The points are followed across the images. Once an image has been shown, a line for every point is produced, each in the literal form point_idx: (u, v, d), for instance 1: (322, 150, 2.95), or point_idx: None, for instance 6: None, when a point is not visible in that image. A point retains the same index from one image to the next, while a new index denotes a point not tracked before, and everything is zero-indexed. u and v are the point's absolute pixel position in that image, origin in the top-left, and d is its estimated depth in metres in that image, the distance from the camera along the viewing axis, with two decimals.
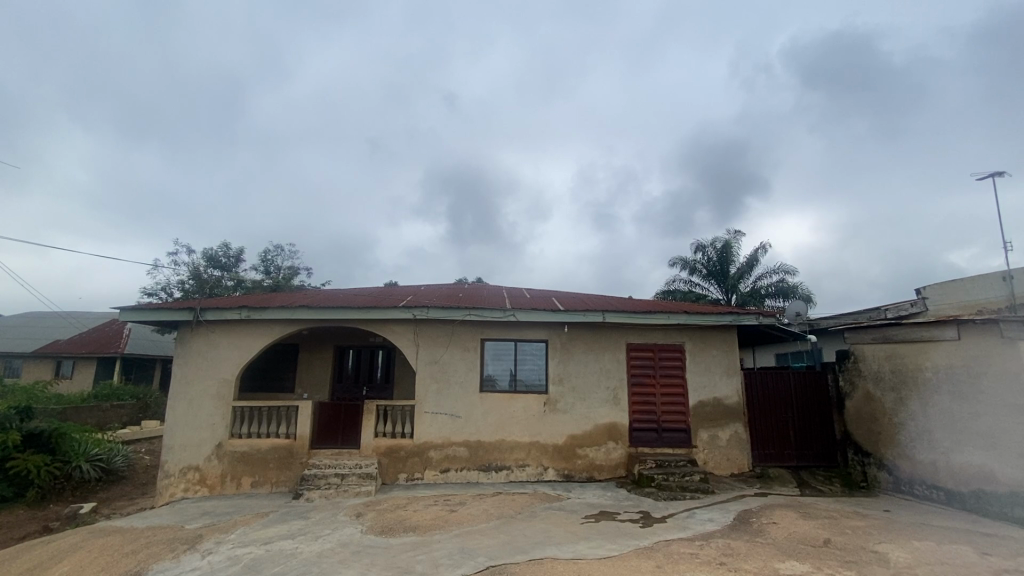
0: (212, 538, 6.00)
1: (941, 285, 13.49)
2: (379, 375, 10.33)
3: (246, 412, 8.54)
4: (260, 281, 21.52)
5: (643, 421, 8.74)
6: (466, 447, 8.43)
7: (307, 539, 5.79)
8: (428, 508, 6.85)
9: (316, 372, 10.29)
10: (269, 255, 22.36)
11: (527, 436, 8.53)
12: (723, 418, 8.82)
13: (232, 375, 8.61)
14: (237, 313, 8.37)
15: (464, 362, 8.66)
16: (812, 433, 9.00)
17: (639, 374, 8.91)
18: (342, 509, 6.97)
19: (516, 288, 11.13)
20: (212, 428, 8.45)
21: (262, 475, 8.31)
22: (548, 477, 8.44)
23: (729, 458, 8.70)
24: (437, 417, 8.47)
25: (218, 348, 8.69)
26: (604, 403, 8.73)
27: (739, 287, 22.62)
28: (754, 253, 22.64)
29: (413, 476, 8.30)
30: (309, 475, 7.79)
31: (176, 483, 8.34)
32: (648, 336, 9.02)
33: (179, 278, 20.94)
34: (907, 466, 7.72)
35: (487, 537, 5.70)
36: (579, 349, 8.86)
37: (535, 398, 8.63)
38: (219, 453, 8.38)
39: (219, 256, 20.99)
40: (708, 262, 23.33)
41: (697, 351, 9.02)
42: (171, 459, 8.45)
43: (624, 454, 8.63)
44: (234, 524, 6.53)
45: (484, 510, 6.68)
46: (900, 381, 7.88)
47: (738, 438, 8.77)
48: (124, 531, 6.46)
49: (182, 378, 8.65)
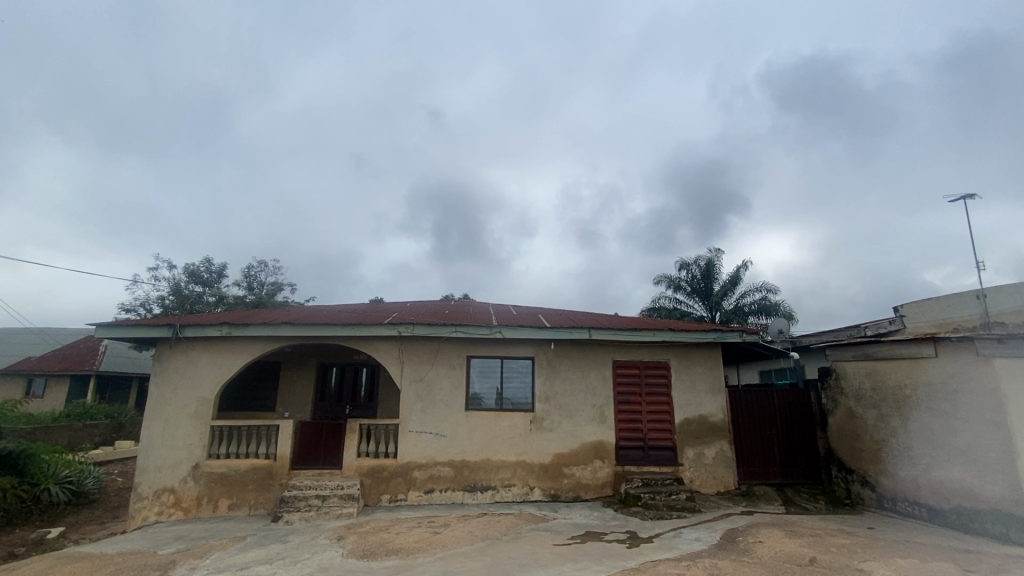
0: (186, 564, 5.79)
1: (919, 303, 13.78)
2: (362, 394, 10.20)
3: (226, 432, 8.32)
4: (242, 298, 21.22)
5: (630, 439, 8.71)
6: (451, 467, 8.30)
7: (285, 565, 5.62)
8: (411, 530, 6.70)
9: (298, 391, 10.09)
10: (252, 270, 22.11)
11: (513, 456, 8.43)
12: (709, 436, 8.82)
13: (210, 394, 8.40)
14: (217, 330, 8.22)
15: (450, 380, 8.57)
16: (797, 450, 9.02)
17: (625, 392, 8.89)
18: (323, 532, 6.80)
19: (502, 305, 11.09)
20: (189, 449, 8.22)
21: (240, 497, 8.08)
22: (534, 497, 8.33)
23: (715, 476, 8.69)
24: (422, 436, 8.35)
25: (197, 366, 8.49)
26: (590, 421, 8.70)
27: (722, 304, 22.89)
28: (737, 271, 22.95)
29: (396, 498, 8.13)
30: (288, 497, 7.58)
31: (150, 506, 8.07)
32: (633, 353, 9.05)
33: (157, 294, 20.47)
34: (890, 483, 7.79)
35: (471, 560, 5.59)
36: (564, 366, 8.84)
37: (522, 416, 8.56)
38: (196, 475, 8.14)
39: (200, 271, 20.68)
40: (692, 280, 23.57)
41: (682, 368, 9.05)
42: (146, 480, 8.17)
43: (611, 473, 8.57)
44: (209, 549, 6.32)
45: (469, 532, 6.55)
46: (881, 398, 8.00)
47: (723, 455, 8.78)
48: (93, 557, 6.21)
49: (159, 397, 8.40)
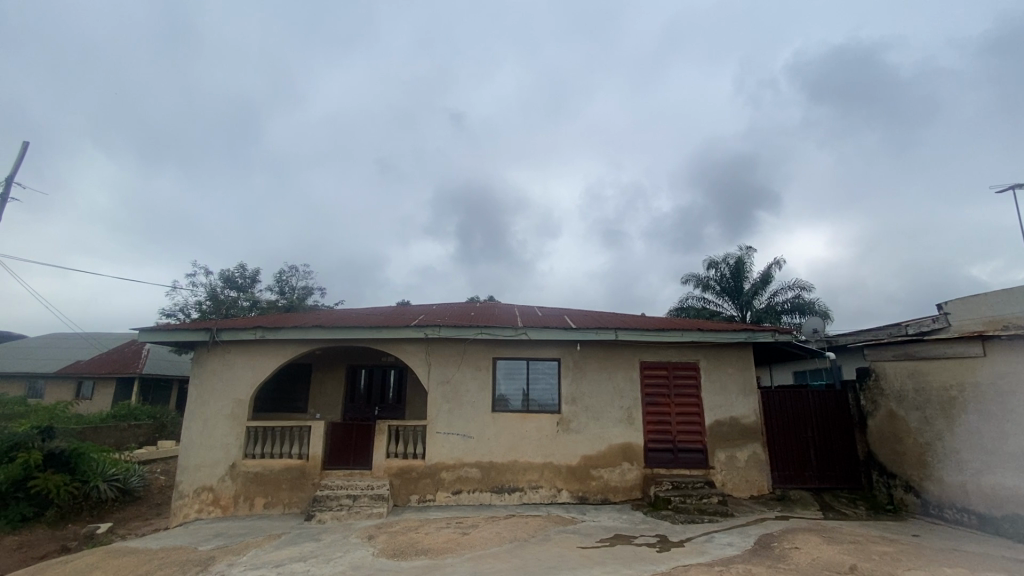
0: (225, 560, 5.98)
1: (964, 300, 13.15)
2: (390, 395, 10.36)
3: (261, 433, 8.57)
4: (275, 302, 21.80)
5: (659, 441, 8.58)
6: (478, 468, 8.34)
7: (319, 562, 5.75)
8: (441, 530, 6.76)
9: (328, 392, 10.31)
10: (284, 275, 22.71)
11: (540, 457, 8.41)
12: (741, 438, 8.62)
13: (245, 395, 8.66)
14: (252, 333, 8.46)
15: (476, 381, 8.61)
16: (834, 453, 8.71)
17: (653, 393, 8.76)
18: (355, 531, 6.92)
19: (527, 306, 11.09)
20: (226, 449, 8.49)
21: (275, 496, 8.29)
22: (561, 499, 8.29)
23: (748, 480, 8.48)
24: (449, 437, 8.41)
25: (233, 368, 8.77)
26: (618, 423, 8.60)
27: (753, 303, 22.31)
28: (768, 269, 22.34)
29: (425, 498, 8.21)
30: (321, 497, 7.75)
31: (190, 504, 8.37)
32: (661, 354, 8.92)
33: (195, 299, 21.21)
34: (936, 488, 7.44)
35: (501, 561, 5.59)
36: (591, 367, 8.77)
37: (548, 418, 8.53)
38: (233, 474, 8.40)
39: (235, 277, 21.35)
40: (721, 279, 23.05)
41: (712, 369, 8.86)
42: (187, 478, 8.49)
43: (639, 475, 8.46)
44: (247, 545, 6.51)
45: (498, 534, 6.56)
46: (925, 400, 7.66)
47: (756, 458, 8.55)
48: (138, 552, 6.48)
49: (198, 398, 8.73)
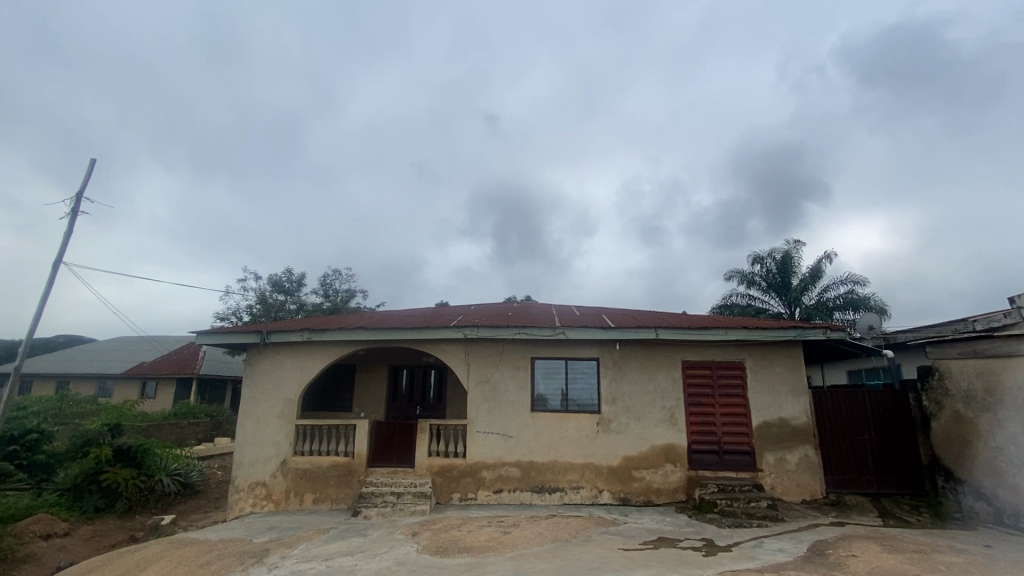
0: (278, 552, 6.24)
1: None
2: (431, 395, 10.53)
3: (309, 431, 8.88)
4: (319, 304, 22.56)
5: (703, 443, 8.35)
6: (519, 467, 8.36)
7: (366, 557, 5.91)
8: (482, 529, 6.81)
9: (372, 392, 10.57)
10: (328, 278, 23.46)
11: (580, 457, 8.35)
12: (791, 440, 8.27)
13: (294, 395, 9.00)
14: (299, 335, 8.77)
15: (515, 381, 8.63)
16: (894, 457, 8.23)
17: (697, 393, 8.54)
18: (399, 527, 7.08)
19: (564, 306, 11.02)
20: (278, 446, 8.85)
21: (323, 492, 8.58)
22: (603, 500, 8.20)
23: (800, 484, 8.13)
24: (489, 437, 8.47)
25: (282, 369, 9.13)
26: (660, 423, 8.43)
27: (802, 299, 21.37)
28: (817, 263, 21.34)
29: (467, 496, 8.30)
30: (366, 493, 7.97)
31: (245, 498, 8.77)
32: (704, 353, 8.67)
33: (246, 303, 22.21)
34: (1010, 496, 6.91)
35: (542, 560, 5.59)
36: (631, 367, 8.63)
37: (588, 418, 8.45)
38: (284, 470, 8.75)
39: (283, 281, 22.22)
40: (767, 275, 22.18)
41: (759, 368, 8.55)
42: (242, 474, 8.90)
43: (683, 477, 8.26)
44: (298, 539, 6.77)
45: (539, 533, 6.55)
46: (995, 401, 7.13)
47: (808, 461, 8.19)
48: (199, 543, 6.85)
49: (250, 398, 9.14)
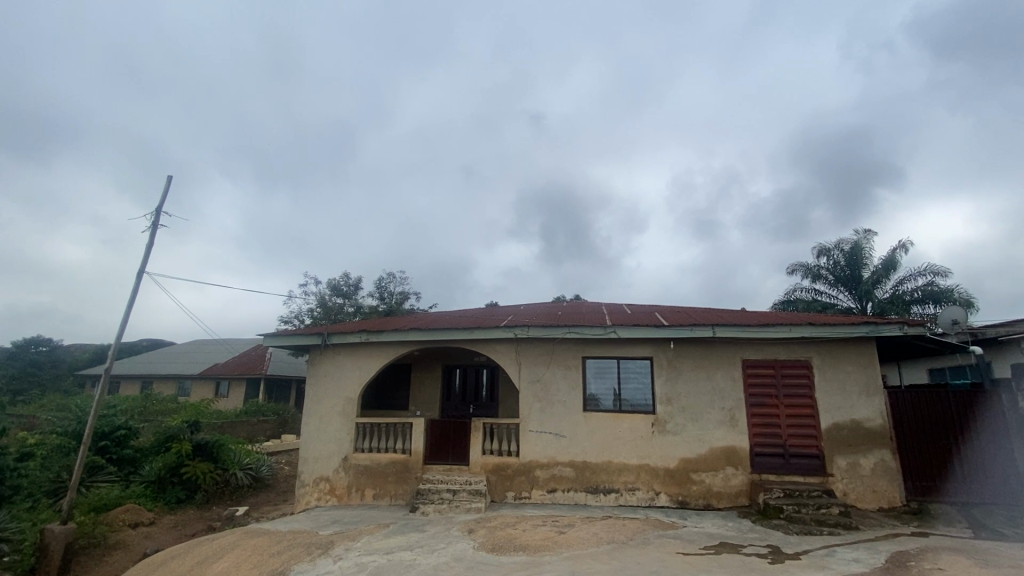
0: (342, 544, 6.51)
1: None
2: (483, 394, 10.63)
3: (368, 429, 9.19)
4: (376, 307, 23.33)
5: (767, 445, 7.96)
6: (572, 467, 8.29)
7: (424, 552, 6.06)
8: (537, 528, 6.81)
9: (426, 391, 10.81)
10: (383, 281, 24.22)
11: (635, 458, 8.17)
12: (864, 443, 7.74)
13: (354, 394, 9.35)
14: (358, 336, 9.09)
15: (567, 381, 8.56)
16: (988, 464, 7.41)
17: (759, 393, 8.15)
18: (455, 524, 7.20)
19: (616, 305, 10.82)
20: (339, 443, 9.22)
21: (382, 488, 8.87)
22: (660, 503, 7.99)
23: (876, 490, 7.59)
24: (542, 436, 8.45)
25: (342, 369, 9.50)
26: (719, 424, 8.11)
27: (874, 293, 19.94)
28: (892, 253, 19.82)
29: (521, 495, 8.33)
30: (423, 490, 8.16)
31: (311, 492, 9.20)
32: (765, 351, 8.27)
33: (308, 307, 23.31)
34: None
35: (598, 562, 5.52)
36: (687, 366, 8.35)
37: (642, 419, 8.25)
38: (346, 466, 9.11)
39: (341, 285, 23.14)
40: (834, 268, 20.83)
41: (826, 366, 8.05)
42: (307, 469, 9.35)
43: (746, 481, 7.91)
44: (360, 532, 7.03)
45: (595, 534, 6.48)
46: None
47: (885, 466, 7.63)
48: (270, 533, 7.25)
49: (314, 396, 9.58)
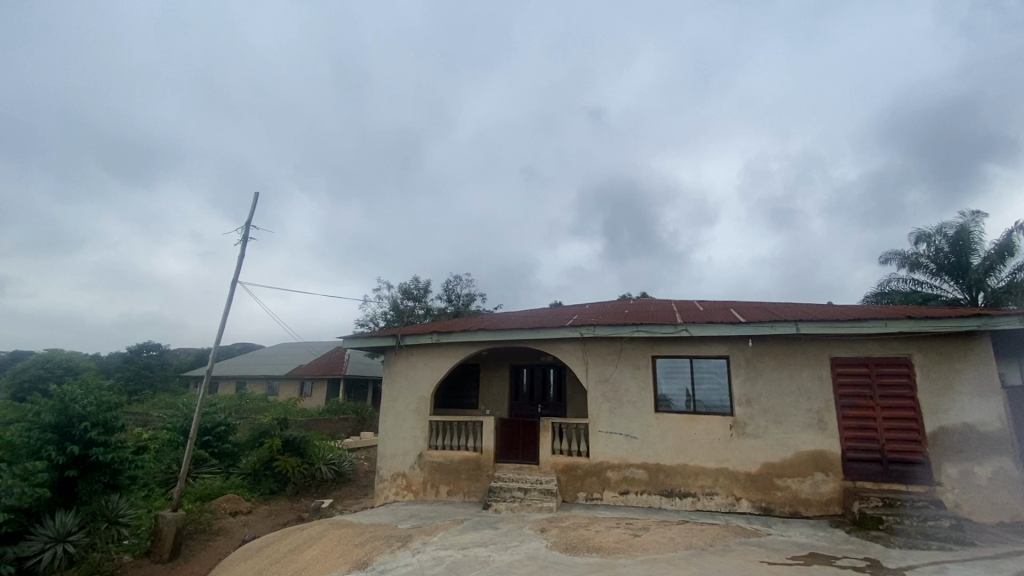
0: (420, 538, 6.74)
1: None
2: (551, 394, 10.59)
3: (441, 427, 9.45)
4: (444, 309, 23.97)
5: (862, 451, 7.32)
6: (645, 469, 8.07)
7: (498, 549, 6.13)
8: (610, 529, 6.69)
9: (495, 390, 10.95)
10: (451, 284, 24.83)
11: (713, 462, 7.81)
12: (979, 450, 6.93)
13: (426, 393, 9.64)
14: (428, 337, 9.38)
15: (637, 380, 8.33)
16: None
17: (850, 394, 7.52)
18: (527, 522, 7.24)
19: (687, 302, 10.40)
20: (414, 440, 9.55)
21: (456, 485, 9.08)
22: (741, 509, 7.59)
23: (995, 502, 6.77)
24: (612, 437, 8.28)
25: (415, 368, 9.83)
26: (805, 427, 7.57)
27: (987, 281, 17.79)
28: (1008, 236, 17.56)
29: (593, 496, 8.22)
30: (495, 488, 8.27)
31: (389, 487, 9.60)
32: (857, 347, 7.61)
33: (381, 310, 24.37)
34: None
35: (676, 567, 5.33)
36: (767, 364, 7.87)
37: (719, 421, 7.87)
38: (421, 463, 9.42)
39: (411, 288, 23.98)
40: (936, 256, 18.77)
41: (929, 364, 7.28)
42: (385, 465, 9.76)
43: (838, 488, 7.33)
44: (436, 527, 7.24)
45: (671, 539, 6.26)
46: None
47: (1006, 475, 6.78)
48: (353, 525, 7.64)
49: (389, 395, 9.99)
